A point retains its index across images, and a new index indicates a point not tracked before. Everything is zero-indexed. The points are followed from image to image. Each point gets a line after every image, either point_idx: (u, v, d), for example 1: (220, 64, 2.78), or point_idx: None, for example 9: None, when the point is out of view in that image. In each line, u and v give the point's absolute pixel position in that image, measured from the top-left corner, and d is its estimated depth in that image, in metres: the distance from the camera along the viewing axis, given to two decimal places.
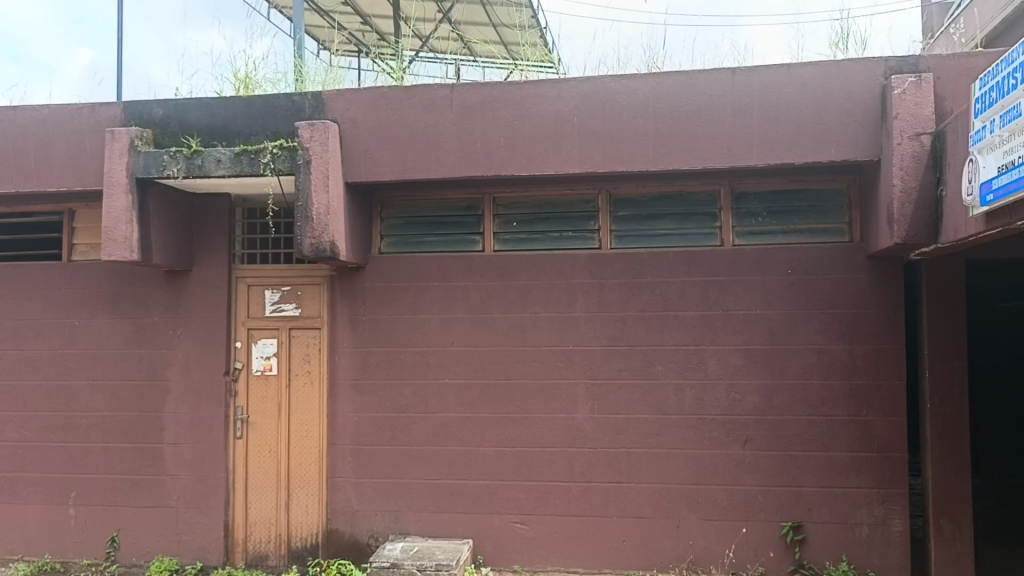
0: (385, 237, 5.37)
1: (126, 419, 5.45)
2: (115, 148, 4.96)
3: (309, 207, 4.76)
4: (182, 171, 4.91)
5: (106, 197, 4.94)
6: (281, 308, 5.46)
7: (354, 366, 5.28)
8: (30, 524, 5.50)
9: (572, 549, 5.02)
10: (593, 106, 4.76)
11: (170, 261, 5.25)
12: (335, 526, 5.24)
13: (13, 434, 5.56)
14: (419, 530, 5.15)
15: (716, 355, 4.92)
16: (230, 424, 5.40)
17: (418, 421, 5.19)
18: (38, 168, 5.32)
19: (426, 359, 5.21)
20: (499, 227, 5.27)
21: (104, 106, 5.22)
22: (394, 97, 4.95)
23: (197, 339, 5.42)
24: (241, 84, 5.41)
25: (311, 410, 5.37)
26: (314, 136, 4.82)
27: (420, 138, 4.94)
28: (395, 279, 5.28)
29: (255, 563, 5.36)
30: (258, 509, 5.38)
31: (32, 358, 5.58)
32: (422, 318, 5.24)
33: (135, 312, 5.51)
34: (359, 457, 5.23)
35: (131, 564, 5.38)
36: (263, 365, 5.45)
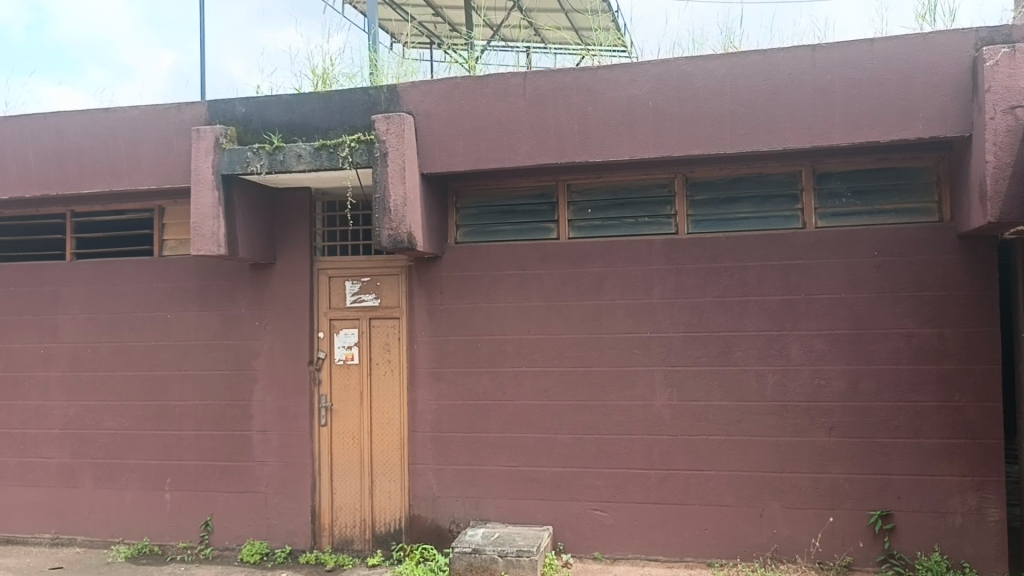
0: (460, 227, 5.42)
1: (216, 408, 5.66)
2: (201, 146, 5.13)
3: (387, 199, 4.85)
4: (264, 167, 5.06)
5: (194, 194, 5.12)
6: (361, 299, 5.58)
7: (433, 355, 5.35)
8: (129, 508, 5.77)
9: (652, 536, 4.99)
10: (667, 89, 4.70)
11: (255, 255, 5.41)
12: (417, 512, 5.34)
13: (112, 422, 5.83)
14: (499, 516, 5.20)
15: (799, 340, 4.82)
16: (315, 412, 5.55)
17: (496, 409, 5.23)
18: (129, 168, 5.55)
19: (503, 347, 5.25)
20: (573, 214, 5.26)
21: (190, 106, 5.40)
22: (466, 87, 4.98)
23: (282, 330, 5.58)
24: (318, 80, 5.53)
25: (393, 398, 5.48)
26: (390, 129, 4.89)
27: (494, 127, 4.96)
28: (472, 268, 5.32)
29: (341, 547, 5.50)
30: (343, 495, 5.52)
31: (128, 350, 5.84)
32: (498, 306, 5.27)
33: (223, 305, 5.70)
34: (439, 444, 5.31)
35: (223, 548, 5.59)
36: (345, 355, 5.57)
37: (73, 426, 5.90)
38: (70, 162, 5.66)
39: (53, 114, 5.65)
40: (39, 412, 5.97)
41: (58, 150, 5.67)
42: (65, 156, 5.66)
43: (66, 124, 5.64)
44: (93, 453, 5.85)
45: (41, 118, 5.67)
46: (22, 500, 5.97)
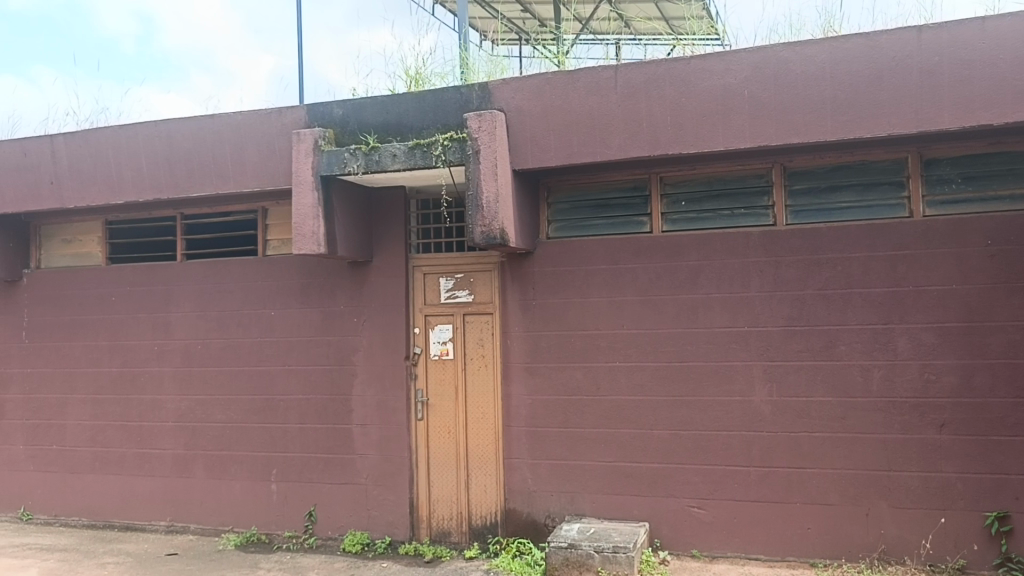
0: (552, 222, 5.43)
1: (319, 402, 5.84)
2: (302, 148, 5.30)
3: (480, 196, 4.91)
4: (361, 167, 5.19)
5: (296, 195, 5.30)
6: (455, 295, 5.65)
7: (526, 350, 5.38)
8: (238, 497, 6.02)
9: (752, 534, 4.89)
10: (764, 77, 4.58)
11: (353, 253, 5.55)
12: (513, 506, 5.38)
13: (221, 415, 6.09)
14: (595, 511, 5.19)
15: (907, 334, 4.63)
16: (412, 406, 5.66)
17: (591, 404, 5.22)
18: (234, 171, 5.78)
19: (597, 342, 5.23)
20: (667, 207, 5.19)
21: (291, 109, 5.58)
22: (558, 82, 4.97)
23: (380, 326, 5.72)
24: (412, 81, 5.63)
25: (487, 393, 5.54)
26: (482, 126, 4.95)
27: (585, 121, 4.94)
28: (564, 263, 5.32)
29: (439, 538, 5.60)
30: (440, 488, 5.61)
31: (235, 347, 6.08)
32: (591, 301, 5.25)
33: (324, 302, 5.88)
34: (534, 439, 5.33)
35: (327, 538, 5.77)
36: (440, 350, 5.66)
37: (186, 419, 6.19)
38: (180, 167, 5.94)
39: (164, 122, 5.93)
40: (155, 405, 6.29)
41: (169, 155, 5.95)
42: (175, 160, 5.93)
43: (176, 131, 5.91)
44: (204, 444, 6.13)
45: (153, 125, 5.96)
46: (140, 489, 6.30)
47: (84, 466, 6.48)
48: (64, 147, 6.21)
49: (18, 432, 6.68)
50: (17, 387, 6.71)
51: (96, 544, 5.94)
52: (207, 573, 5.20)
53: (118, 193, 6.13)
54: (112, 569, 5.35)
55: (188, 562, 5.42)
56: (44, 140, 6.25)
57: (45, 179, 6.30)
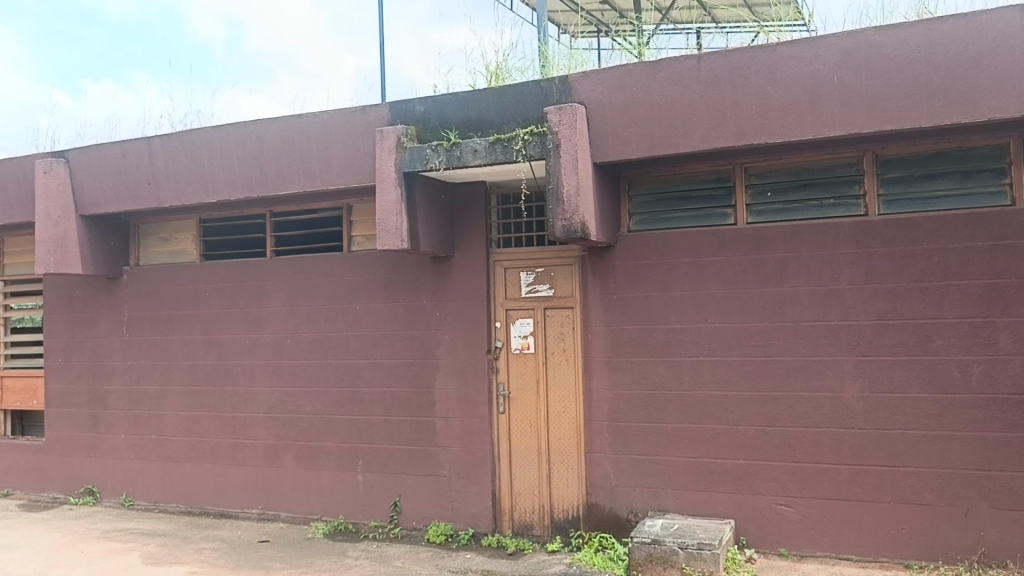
0: (633, 215, 5.38)
1: (403, 395, 5.95)
2: (385, 146, 5.39)
3: (561, 189, 4.90)
4: (443, 163, 5.24)
5: (379, 192, 5.39)
6: (536, 289, 5.66)
7: (608, 344, 5.35)
8: (326, 487, 6.18)
9: (843, 534, 4.75)
10: (854, 62, 4.43)
11: (435, 248, 5.61)
12: (595, 501, 5.36)
13: (310, 407, 6.26)
14: (678, 508, 5.13)
15: (1009, 328, 4.43)
16: (494, 400, 5.70)
17: (674, 398, 5.15)
18: (321, 169, 5.93)
19: (679, 336, 5.16)
20: (751, 198, 5.08)
21: (374, 108, 5.68)
22: (639, 73, 4.92)
23: (462, 319, 5.78)
24: (492, 77, 5.67)
25: (569, 387, 5.53)
26: (563, 120, 4.93)
27: (668, 112, 4.88)
28: (646, 256, 5.26)
29: (522, 531, 5.63)
30: (522, 481, 5.64)
31: (323, 340, 6.24)
32: (674, 294, 5.18)
33: (407, 297, 5.97)
34: (616, 434, 5.30)
35: (411, 528, 5.87)
36: (521, 344, 5.69)
37: (277, 410, 6.38)
38: (269, 166, 6.12)
39: (254, 123, 6.11)
40: (247, 396, 6.51)
41: (259, 156, 6.14)
42: (265, 160, 6.12)
43: (264, 131, 6.08)
44: (294, 435, 6.31)
45: (243, 126, 6.15)
46: (234, 477, 6.53)
47: (181, 455, 6.75)
48: (160, 149, 6.46)
49: (121, 421, 7.01)
50: (119, 379, 7.04)
51: (193, 529, 6.18)
52: (297, 560, 5.36)
53: (211, 192, 6.36)
54: (208, 554, 5.57)
55: (279, 549, 5.59)
56: (142, 143, 6.51)
57: (143, 180, 6.57)
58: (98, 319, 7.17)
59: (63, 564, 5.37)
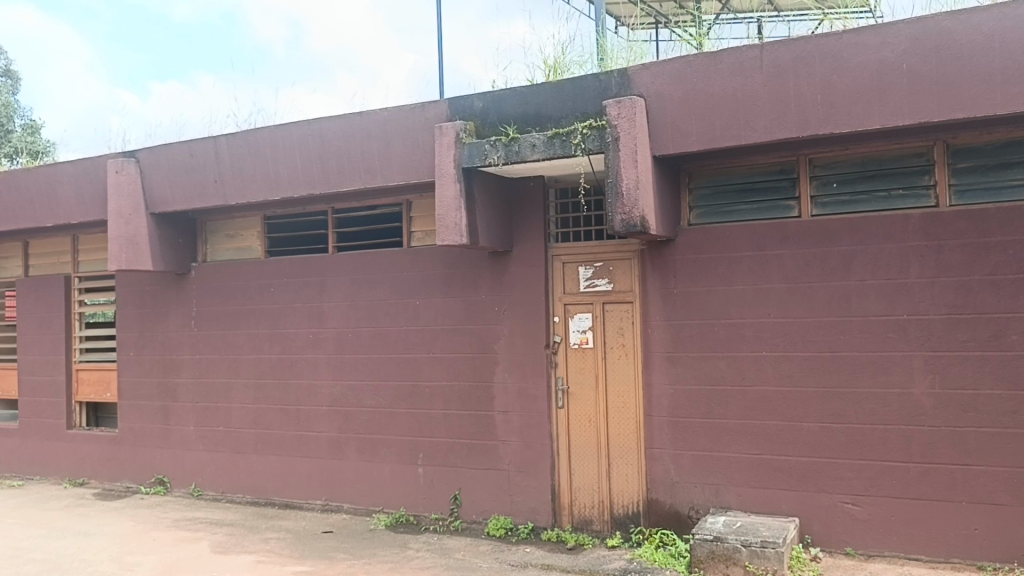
0: (694, 208, 5.33)
1: (463, 389, 5.99)
2: (444, 142, 5.42)
3: (620, 183, 4.87)
4: (502, 158, 5.25)
5: (439, 187, 5.43)
6: (595, 284, 5.64)
7: (668, 339, 5.30)
8: (387, 479, 6.26)
9: (912, 534, 4.63)
10: (924, 49, 4.30)
11: (494, 243, 5.64)
12: (655, 497, 5.32)
13: (372, 400, 6.35)
14: (741, 505, 5.05)
15: None
16: (553, 394, 5.71)
17: (736, 394, 5.08)
18: (381, 166, 6.01)
19: (741, 331, 5.09)
20: (816, 189, 4.98)
21: (433, 104, 5.72)
22: (700, 64, 4.86)
23: (521, 314, 5.79)
24: (551, 71, 5.67)
25: (628, 382, 5.51)
26: (622, 113, 4.90)
27: (729, 104, 4.80)
28: (707, 249, 5.19)
29: (581, 526, 5.63)
30: (581, 476, 5.63)
31: (383, 335, 6.32)
32: (735, 289, 5.11)
33: (466, 292, 6.00)
34: (677, 429, 5.25)
35: (471, 521, 5.91)
36: (580, 339, 5.67)
37: (339, 403, 6.49)
38: (331, 163, 6.21)
39: (316, 121, 6.22)
40: (311, 390, 6.63)
41: (321, 153, 6.23)
42: (327, 158, 6.21)
43: (326, 128, 6.18)
44: (356, 428, 6.41)
45: (306, 124, 6.26)
46: (299, 469, 6.67)
47: (248, 447, 6.92)
48: (226, 148, 6.61)
49: (190, 413, 7.21)
50: (188, 372, 7.24)
51: (260, 519, 6.33)
52: (360, 551, 5.44)
53: (275, 190, 6.49)
54: (274, 544, 5.69)
55: (343, 540, 5.69)
56: (209, 142, 6.68)
57: (210, 178, 6.74)
58: (168, 314, 7.38)
59: (137, 551, 5.55)
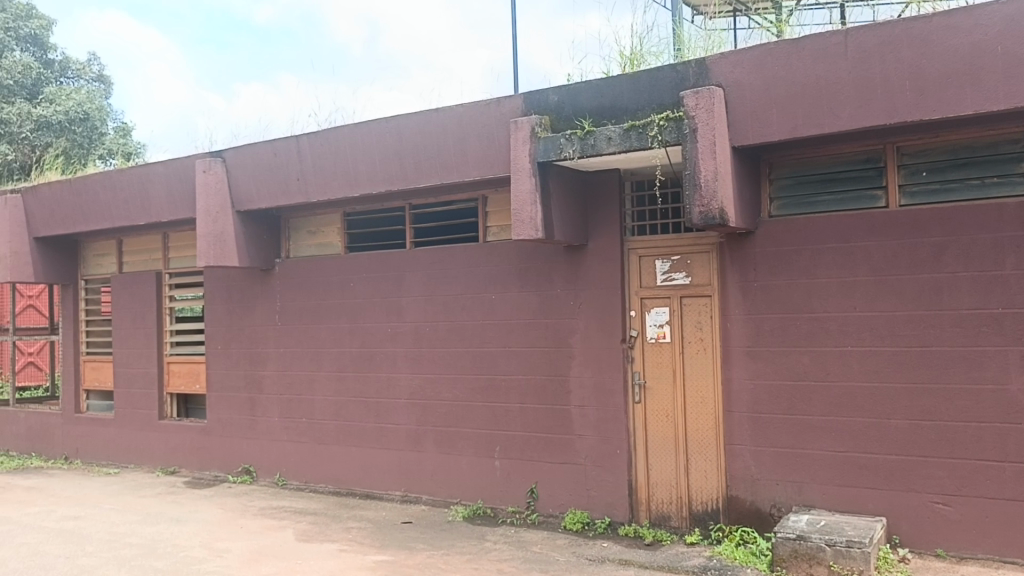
0: (775, 199, 5.21)
1: (539, 383, 6.00)
2: (520, 137, 5.43)
3: (698, 174, 4.80)
4: (577, 151, 5.23)
5: (514, 182, 5.44)
6: (672, 277, 5.58)
7: (748, 333, 5.20)
8: (465, 471, 6.33)
9: (1007, 536, 4.44)
10: (1021, 30, 4.11)
11: (569, 237, 5.63)
12: (735, 493, 5.23)
13: (449, 393, 6.43)
14: (825, 503, 4.92)
15: None
16: (630, 389, 5.67)
17: (820, 390, 4.96)
18: (457, 161, 6.06)
19: (825, 325, 4.96)
20: (904, 178, 4.81)
21: (509, 99, 5.74)
22: (781, 51, 4.75)
23: (597, 308, 5.77)
24: (627, 62, 5.63)
25: (706, 377, 5.42)
26: (699, 104, 4.82)
27: (812, 92, 4.68)
28: (788, 242, 5.07)
29: (659, 522, 5.59)
30: (659, 472, 5.58)
31: (460, 329, 6.39)
32: (818, 282, 4.97)
33: (542, 286, 6.01)
34: (757, 425, 5.15)
35: (548, 514, 5.92)
36: (657, 333, 5.62)
37: (418, 396, 6.59)
38: (408, 160, 6.30)
39: (393, 118, 6.31)
40: (390, 382, 6.75)
41: (399, 150, 6.32)
42: (404, 154, 6.30)
43: (403, 125, 6.27)
44: (434, 421, 6.50)
45: (384, 121, 6.36)
46: (379, 460, 6.80)
47: (330, 438, 7.08)
48: (308, 146, 6.77)
49: (275, 405, 7.43)
50: (273, 365, 7.46)
51: (341, 509, 6.48)
52: (439, 542, 5.52)
53: (355, 187, 6.62)
54: (356, 533, 5.82)
55: (422, 531, 5.78)
56: (291, 141, 6.85)
57: (292, 176, 6.91)
58: (253, 308, 7.61)
59: (226, 538, 5.76)
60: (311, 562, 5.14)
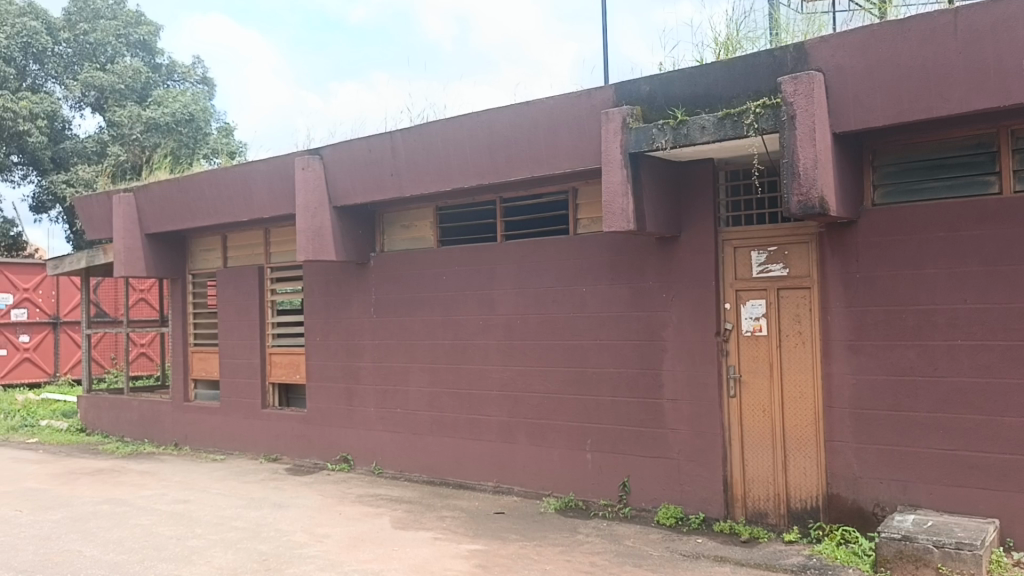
0: (878, 187, 5.02)
1: (630, 376, 5.96)
2: (611, 128, 5.38)
3: (796, 163, 4.67)
4: (670, 141, 5.16)
5: (605, 173, 5.40)
6: (769, 269, 5.45)
7: (849, 327, 5.03)
8: (557, 464, 6.34)
9: None
10: None
11: (662, 229, 5.56)
12: (836, 492, 5.07)
13: (541, 386, 6.46)
14: (932, 504, 4.71)
15: None
16: (724, 383, 5.57)
17: (926, 385, 4.75)
18: (548, 154, 6.07)
19: (932, 318, 4.75)
20: (1019, 163, 4.57)
21: (600, 90, 5.71)
22: (886, 33, 4.56)
23: (690, 301, 5.68)
24: (722, 49, 5.51)
25: (805, 371, 5.27)
26: (798, 89, 4.68)
27: (918, 74, 4.48)
28: (892, 232, 4.88)
29: (755, 519, 5.48)
30: (755, 468, 5.47)
31: (551, 321, 6.40)
32: (925, 272, 4.77)
33: (634, 279, 5.96)
34: (859, 421, 4.98)
35: (641, 509, 5.88)
36: (753, 327, 5.50)
37: (509, 387, 6.65)
38: (499, 153, 6.34)
39: (484, 112, 6.35)
40: (482, 374, 6.83)
41: (490, 144, 6.37)
42: (496, 148, 6.34)
43: (494, 119, 6.30)
44: (526, 413, 6.53)
45: (475, 116, 6.41)
46: (471, 451, 6.88)
47: (424, 428, 7.21)
48: (401, 142, 6.88)
49: (371, 395, 7.61)
50: (369, 356, 7.64)
51: (435, 498, 6.59)
52: (531, 533, 5.55)
53: (447, 181, 6.71)
54: (450, 522, 5.91)
55: (515, 522, 5.83)
56: (385, 137, 6.97)
57: (387, 172, 7.05)
58: (350, 301, 7.80)
59: (326, 523, 5.94)
60: (407, 549, 5.25)
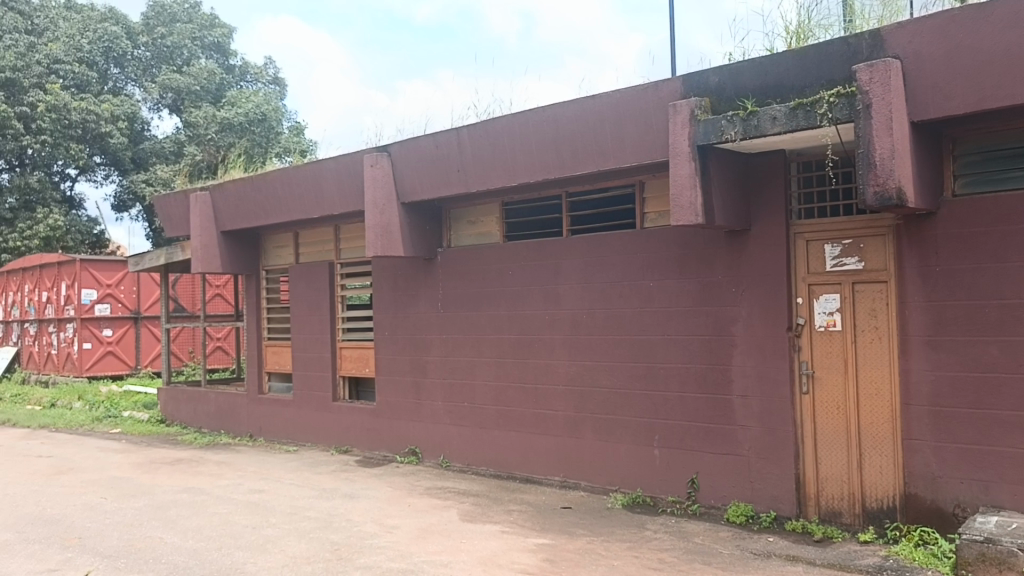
0: (958, 177, 4.85)
1: (699, 371, 5.88)
2: (678, 120, 5.30)
3: (872, 153, 4.53)
4: (739, 133, 5.06)
5: (673, 166, 5.33)
6: (843, 262, 5.31)
7: (928, 322, 4.87)
8: (624, 459, 6.30)
9: None
10: None
11: (731, 222, 5.47)
12: (914, 491, 4.92)
13: (607, 381, 6.43)
14: (1017, 505, 4.53)
15: None
16: (797, 379, 5.46)
17: (1010, 382, 4.57)
18: (615, 148, 6.03)
19: (1017, 313, 4.57)
20: None
21: (667, 82, 5.63)
22: (967, 18, 4.40)
23: (761, 295, 5.57)
24: (794, 38, 5.38)
25: (881, 368, 5.13)
26: (874, 77, 4.53)
27: (1001, 60, 4.30)
28: (974, 223, 4.70)
29: (828, 518, 5.36)
30: (828, 466, 5.34)
31: (618, 316, 6.36)
32: (1009, 265, 4.58)
33: (702, 273, 5.88)
34: (938, 419, 4.82)
35: (710, 506, 5.81)
36: (826, 322, 5.38)
37: (576, 382, 6.64)
38: (565, 148, 6.32)
39: (549, 107, 6.34)
40: (549, 369, 6.83)
41: (556, 138, 6.35)
42: (562, 143, 6.32)
43: (560, 113, 6.29)
44: (593, 408, 6.51)
45: (540, 110, 6.41)
46: (538, 445, 6.89)
47: (491, 422, 7.25)
48: (467, 138, 6.91)
49: (438, 389, 7.69)
50: (436, 351, 7.72)
51: (502, 492, 6.62)
52: (599, 528, 5.54)
53: (513, 176, 6.73)
54: (517, 516, 5.94)
55: (582, 517, 5.82)
56: (451, 134, 7.02)
57: (453, 168, 7.10)
58: (417, 297, 7.89)
59: (395, 515, 6.03)
60: (475, 542, 5.29)
